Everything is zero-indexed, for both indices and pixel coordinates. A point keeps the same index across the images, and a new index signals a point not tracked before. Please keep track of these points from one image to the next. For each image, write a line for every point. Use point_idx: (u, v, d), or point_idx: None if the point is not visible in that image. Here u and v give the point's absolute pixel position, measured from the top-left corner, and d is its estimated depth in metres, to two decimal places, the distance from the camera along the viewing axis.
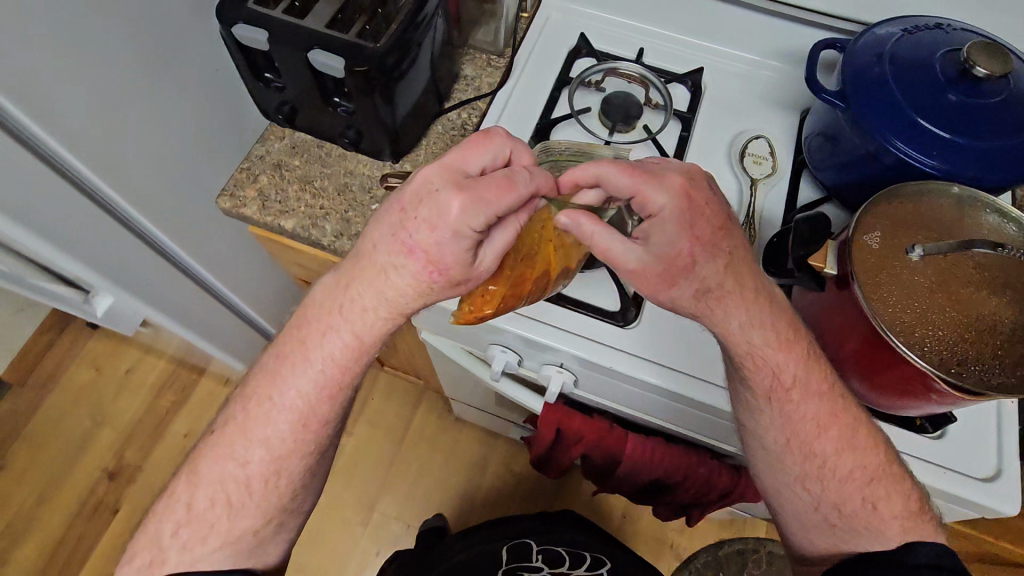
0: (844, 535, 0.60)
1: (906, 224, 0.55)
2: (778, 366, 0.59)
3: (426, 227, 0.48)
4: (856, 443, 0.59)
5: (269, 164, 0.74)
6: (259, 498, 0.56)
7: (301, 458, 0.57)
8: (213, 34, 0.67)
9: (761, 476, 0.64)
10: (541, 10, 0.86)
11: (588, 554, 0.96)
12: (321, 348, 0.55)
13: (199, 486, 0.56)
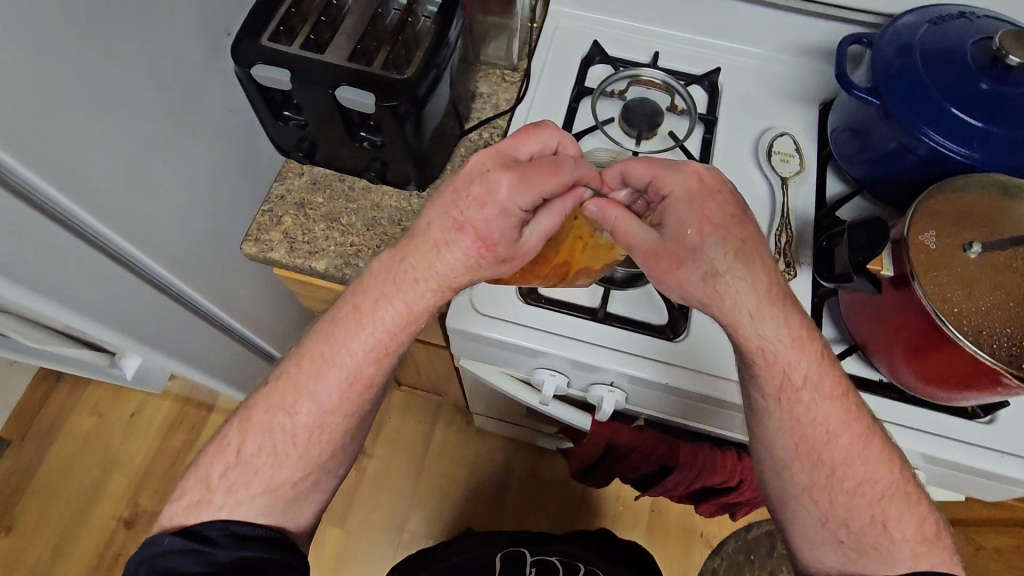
0: (855, 555, 0.58)
1: (957, 221, 0.56)
2: (789, 365, 0.57)
3: (477, 204, 0.51)
4: (868, 452, 0.57)
5: (292, 204, 0.71)
6: (304, 450, 0.55)
7: (346, 416, 0.56)
8: (223, 72, 0.64)
9: (772, 488, 0.61)
10: (550, 20, 0.85)
11: (583, 566, 0.86)
12: (379, 313, 0.56)
13: (249, 429, 0.55)
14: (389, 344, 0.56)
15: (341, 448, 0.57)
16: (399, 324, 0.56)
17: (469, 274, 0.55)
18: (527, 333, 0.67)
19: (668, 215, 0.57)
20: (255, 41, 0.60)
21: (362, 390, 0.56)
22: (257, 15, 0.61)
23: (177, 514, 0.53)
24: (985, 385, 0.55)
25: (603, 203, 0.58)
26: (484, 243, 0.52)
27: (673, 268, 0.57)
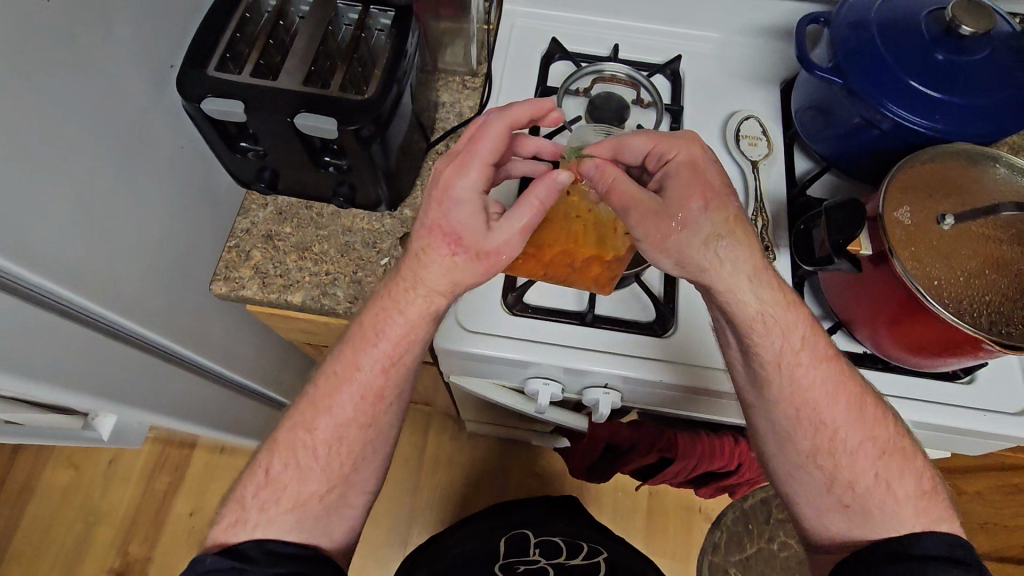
0: (860, 519, 0.57)
1: (928, 193, 0.57)
2: (786, 326, 0.58)
3: (437, 207, 0.53)
4: (866, 413, 0.58)
5: (259, 237, 0.68)
6: (323, 465, 0.55)
7: (361, 428, 0.56)
8: (171, 107, 0.61)
9: (775, 458, 0.61)
10: (505, 20, 0.83)
11: (586, 545, 0.88)
12: (385, 328, 0.55)
13: (273, 450, 0.56)
14: (399, 356, 0.56)
15: (361, 462, 0.57)
16: (406, 335, 0.55)
17: (453, 280, 0.54)
18: (517, 345, 0.65)
19: (668, 181, 0.58)
20: (201, 72, 0.57)
21: (378, 403, 0.56)
22: (202, 41, 0.58)
23: (220, 534, 0.53)
24: (967, 352, 0.56)
25: (597, 163, 0.57)
26: (449, 239, 0.52)
27: (675, 231, 0.56)
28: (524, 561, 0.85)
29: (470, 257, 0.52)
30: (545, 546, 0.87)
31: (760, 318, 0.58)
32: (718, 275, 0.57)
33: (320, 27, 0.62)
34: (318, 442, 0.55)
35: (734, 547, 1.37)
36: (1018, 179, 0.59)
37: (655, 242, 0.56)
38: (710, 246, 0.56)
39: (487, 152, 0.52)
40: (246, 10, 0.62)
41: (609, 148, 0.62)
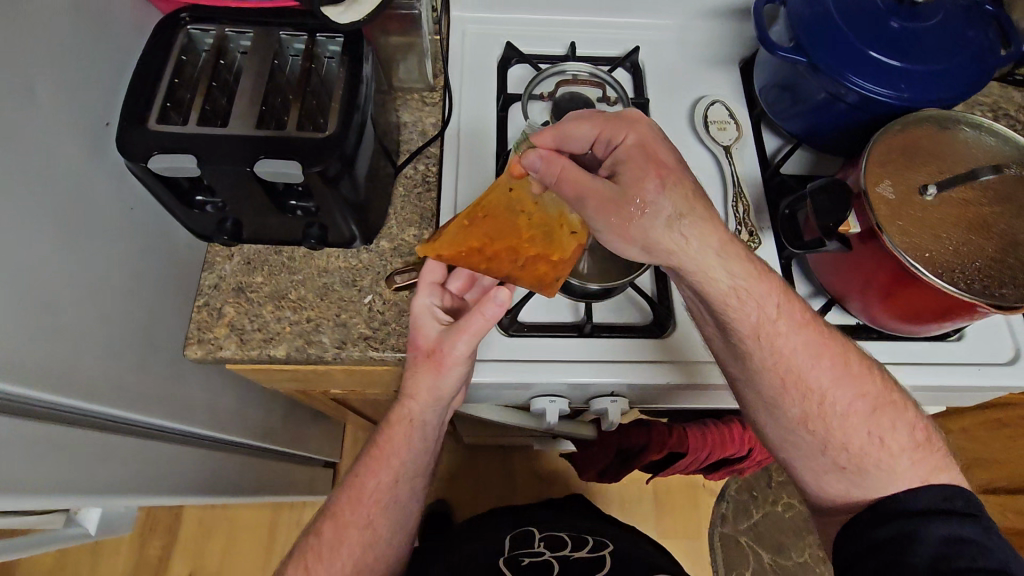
0: (858, 478, 0.54)
1: (905, 165, 0.57)
2: (761, 298, 0.55)
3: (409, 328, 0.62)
4: (852, 369, 0.56)
5: (229, 291, 0.64)
6: (330, 563, 0.61)
7: (363, 529, 0.63)
8: (113, 169, 0.56)
9: (766, 427, 0.58)
10: (454, 29, 0.80)
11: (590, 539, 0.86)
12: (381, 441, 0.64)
13: (295, 557, 0.63)
14: (391, 463, 0.63)
15: (367, 562, 0.62)
16: (391, 449, 0.63)
17: (425, 390, 0.60)
18: (516, 366, 0.63)
19: (620, 166, 0.55)
20: (143, 127, 0.52)
21: (376, 506, 0.63)
22: (138, 93, 0.54)
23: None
24: (962, 315, 0.57)
25: (542, 155, 0.55)
26: (413, 348, 0.60)
27: (637, 215, 0.52)
28: (530, 553, 0.81)
29: (422, 361, 0.59)
30: (549, 540, 0.86)
31: (732, 292, 0.55)
32: (690, 260, 0.54)
33: (265, 62, 0.57)
34: (334, 532, 0.62)
35: (743, 517, 1.39)
36: (986, 138, 0.60)
37: (618, 228, 0.53)
38: (676, 226, 0.53)
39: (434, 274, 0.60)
40: (180, 52, 0.57)
41: (553, 138, 0.59)
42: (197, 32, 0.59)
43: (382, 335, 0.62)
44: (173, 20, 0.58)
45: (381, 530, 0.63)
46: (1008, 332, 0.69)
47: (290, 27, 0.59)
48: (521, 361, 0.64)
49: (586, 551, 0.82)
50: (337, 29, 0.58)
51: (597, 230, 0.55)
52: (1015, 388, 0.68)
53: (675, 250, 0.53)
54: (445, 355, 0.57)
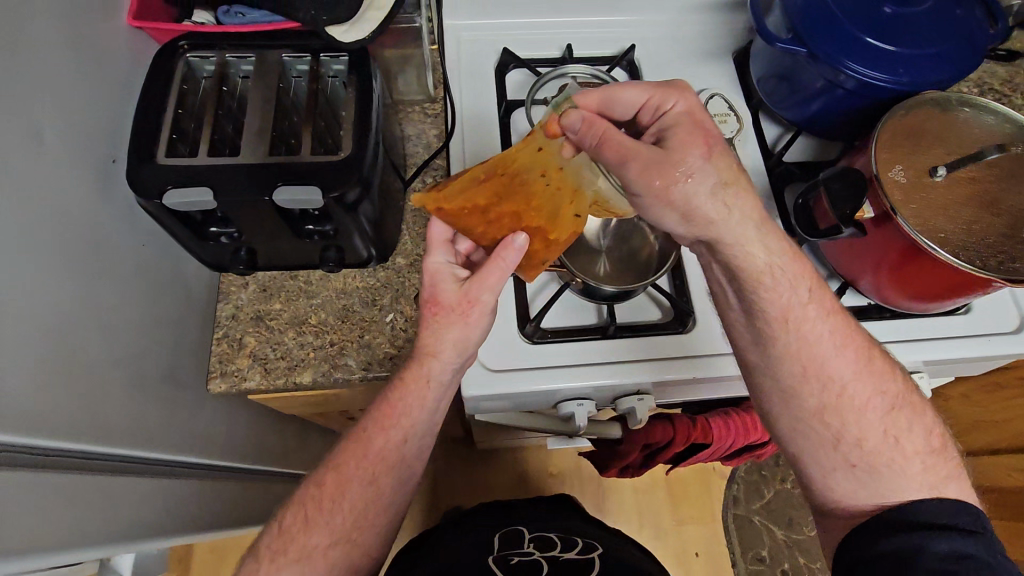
0: (869, 478, 0.52)
1: (912, 148, 0.59)
2: (788, 280, 0.53)
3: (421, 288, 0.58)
4: (874, 364, 0.54)
5: (248, 321, 0.63)
6: (331, 516, 0.54)
7: (369, 484, 0.55)
8: (122, 206, 0.54)
9: (777, 418, 0.56)
10: (450, 37, 0.80)
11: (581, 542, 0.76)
12: (391, 396, 0.57)
13: (289, 506, 0.55)
14: (403, 421, 0.56)
15: (371, 521, 0.55)
16: (404, 403, 0.56)
17: (451, 343, 0.56)
18: (543, 375, 0.63)
19: (668, 131, 0.53)
20: (152, 163, 0.51)
21: (385, 462, 0.56)
22: (144, 128, 0.52)
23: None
24: (974, 292, 0.58)
25: (584, 116, 0.51)
26: (429, 305, 0.56)
27: (680, 180, 0.50)
28: (518, 553, 0.71)
29: (440, 314, 0.55)
30: (538, 541, 0.76)
31: (769, 269, 0.53)
32: (732, 236, 0.52)
33: (271, 88, 0.56)
34: (337, 484, 0.55)
35: (755, 497, 1.39)
36: (984, 116, 0.62)
37: (658, 193, 0.50)
38: (723, 193, 0.51)
39: (439, 232, 0.58)
40: (182, 82, 0.56)
41: (596, 100, 0.57)
42: (196, 59, 0.57)
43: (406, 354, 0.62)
44: (171, 49, 0.56)
45: (387, 487, 0.56)
46: (1013, 301, 0.71)
47: (291, 49, 0.58)
48: (547, 368, 0.63)
49: (580, 551, 0.71)
50: (342, 49, 0.57)
51: (636, 195, 0.52)
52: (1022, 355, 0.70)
53: (718, 226, 0.52)
54: (473, 303, 0.55)
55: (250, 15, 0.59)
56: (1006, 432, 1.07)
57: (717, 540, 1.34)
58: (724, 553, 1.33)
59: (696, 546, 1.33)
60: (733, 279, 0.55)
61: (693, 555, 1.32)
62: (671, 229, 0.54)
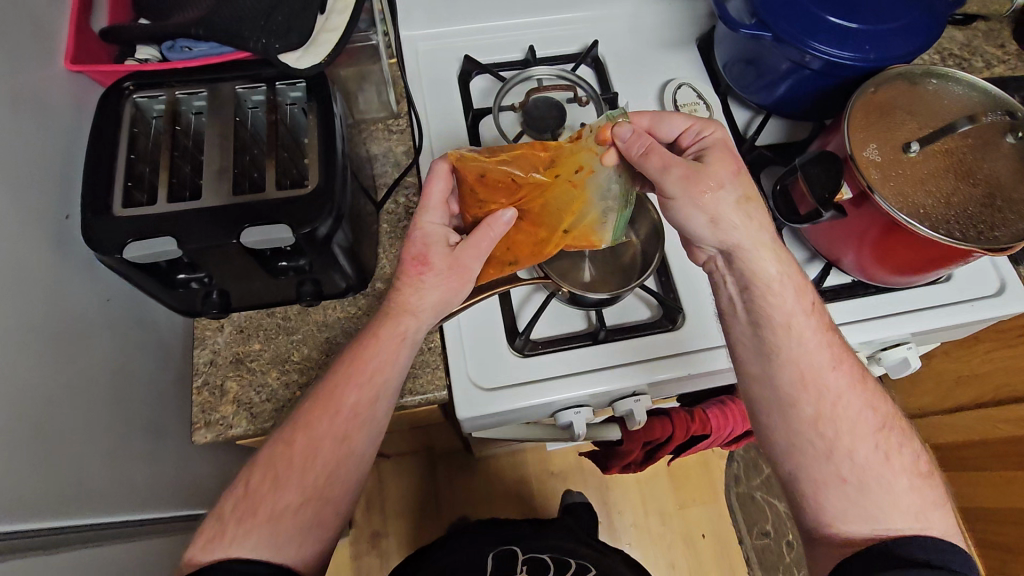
0: (859, 496, 0.51)
1: (884, 124, 0.59)
2: (772, 279, 0.54)
3: (409, 242, 0.59)
4: (866, 384, 0.54)
5: (227, 364, 0.60)
6: (301, 475, 0.53)
7: (338, 442, 0.55)
8: (81, 261, 0.52)
9: (773, 429, 0.54)
10: (407, 50, 0.78)
11: (573, 562, 0.82)
12: (366, 350, 0.56)
13: (256, 463, 0.54)
14: (377, 377, 0.56)
15: (338, 476, 0.55)
16: (380, 360, 0.56)
17: (436, 300, 0.58)
18: (536, 390, 0.61)
19: (708, 152, 0.55)
20: (109, 216, 0.48)
21: (355, 419, 0.55)
22: (95, 178, 0.49)
23: (194, 553, 0.49)
24: (957, 262, 0.58)
25: (636, 130, 0.54)
26: (417, 262, 0.58)
27: (711, 189, 0.52)
28: None
29: (430, 271, 0.57)
30: (532, 564, 0.80)
31: (778, 279, 0.54)
32: (751, 244, 0.53)
33: (227, 123, 0.54)
34: (307, 443, 0.54)
35: (753, 472, 1.39)
36: (952, 86, 0.62)
37: (687, 199, 0.53)
38: (747, 207, 0.53)
39: (440, 191, 0.59)
40: (131, 124, 0.53)
41: (647, 120, 0.59)
42: (144, 99, 0.55)
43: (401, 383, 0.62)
44: (117, 91, 0.54)
45: (358, 444, 0.56)
46: (991, 266, 0.71)
47: (243, 80, 0.55)
48: (541, 382, 0.62)
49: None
50: (298, 76, 0.54)
51: (669, 196, 0.53)
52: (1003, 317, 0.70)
53: (740, 234, 0.53)
54: (462, 270, 0.58)
55: (197, 48, 0.55)
56: (985, 389, 1.07)
57: (721, 520, 1.34)
58: (729, 532, 1.33)
59: (701, 528, 1.33)
60: (742, 288, 0.55)
61: (698, 536, 1.33)
62: (696, 233, 0.55)
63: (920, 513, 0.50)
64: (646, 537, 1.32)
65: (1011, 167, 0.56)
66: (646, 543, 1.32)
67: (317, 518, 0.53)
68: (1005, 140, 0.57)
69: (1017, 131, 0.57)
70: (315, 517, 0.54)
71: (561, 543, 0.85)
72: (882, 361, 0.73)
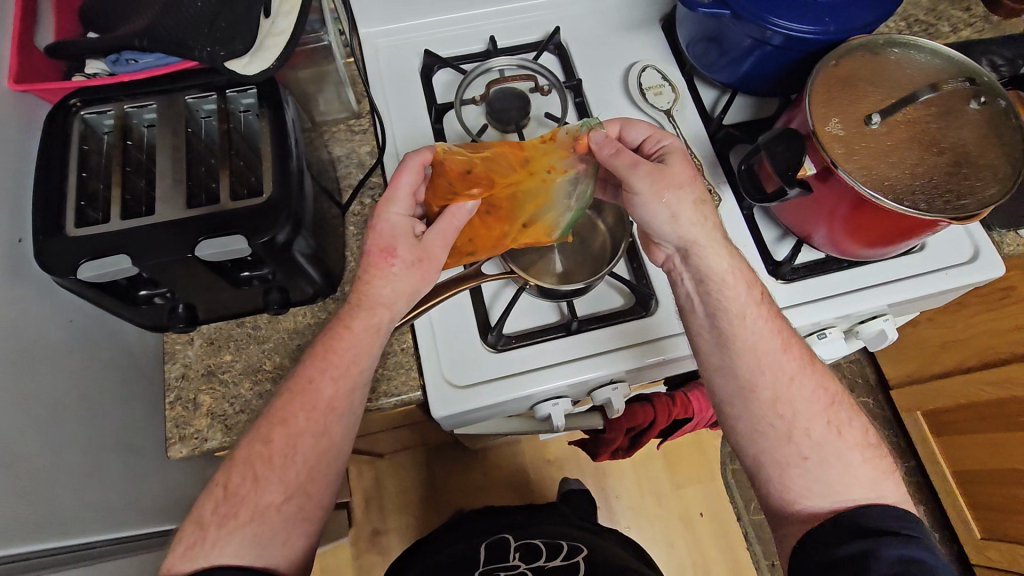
0: (819, 470, 0.53)
1: (847, 96, 0.58)
2: (718, 272, 0.56)
3: (373, 233, 0.56)
4: (813, 362, 0.56)
5: (199, 378, 0.61)
6: (282, 472, 0.53)
7: (318, 437, 0.55)
8: (38, 284, 0.51)
9: (736, 416, 0.56)
10: (368, 48, 0.77)
11: (566, 543, 0.79)
12: (338, 344, 0.56)
13: (233, 463, 0.54)
14: (351, 370, 0.56)
15: (320, 471, 0.55)
16: (354, 352, 0.56)
17: (400, 291, 0.57)
18: (509, 385, 0.61)
19: (670, 155, 0.57)
20: (61, 236, 0.48)
21: (332, 413, 0.55)
22: (45, 198, 0.49)
23: (174, 563, 0.49)
24: (925, 232, 0.57)
25: (608, 136, 0.57)
26: (384, 254, 0.56)
27: (674, 189, 0.55)
28: (505, 566, 0.74)
29: (402, 263, 0.56)
30: (524, 550, 0.78)
31: (729, 273, 0.56)
32: (707, 241, 0.56)
33: (178, 134, 0.53)
34: (285, 439, 0.54)
35: None
36: (914, 54, 0.61)
37: (654, 194, 0.55)
38: (702, 209, 0.56)
39: (409, 184, 0.57)
40: (80, 141, 0.52)
41: (615, 127, 0.62)
42: (93, 116, 0.54)
43: (374, 386, 0.62)
44: (64, 110, 0.53)
45: (337, 437, 0.56)
46: (965, 232, 0.70)
47: (194, 90, 0.55)
48: (516, 376, 0.62)
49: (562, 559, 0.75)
50: (247, 82, 0.53)
51: (634, 191, 0.56)
52: (978, 284, 0.69)
53: (698, 231, 0.56)
54: (428, 261, 0.57)
55: (142, 59, 0.54)
56: (970, 352, 1.08)
57: (717, 498, 1.35)
58: (726, 509, 1.34)
59: (699, 507, 1.34)
60: (699, 283, 0.57)
61: (696, 515, 1.33)
62: (657, 229, 0.57)
63: (877, 481, 0.53)
64: (643, 519, 1.33)
65: (975, 133, 0.55)
66: (643, 525, 1.33)
67: (301, 512, 0.54)
68: (970, 106, 0.56)
69: (981, 96, 0.56)
70: (299, 522, 0.54)
71: (557, 531, 0.84)
72: (860, 334, 0.73)
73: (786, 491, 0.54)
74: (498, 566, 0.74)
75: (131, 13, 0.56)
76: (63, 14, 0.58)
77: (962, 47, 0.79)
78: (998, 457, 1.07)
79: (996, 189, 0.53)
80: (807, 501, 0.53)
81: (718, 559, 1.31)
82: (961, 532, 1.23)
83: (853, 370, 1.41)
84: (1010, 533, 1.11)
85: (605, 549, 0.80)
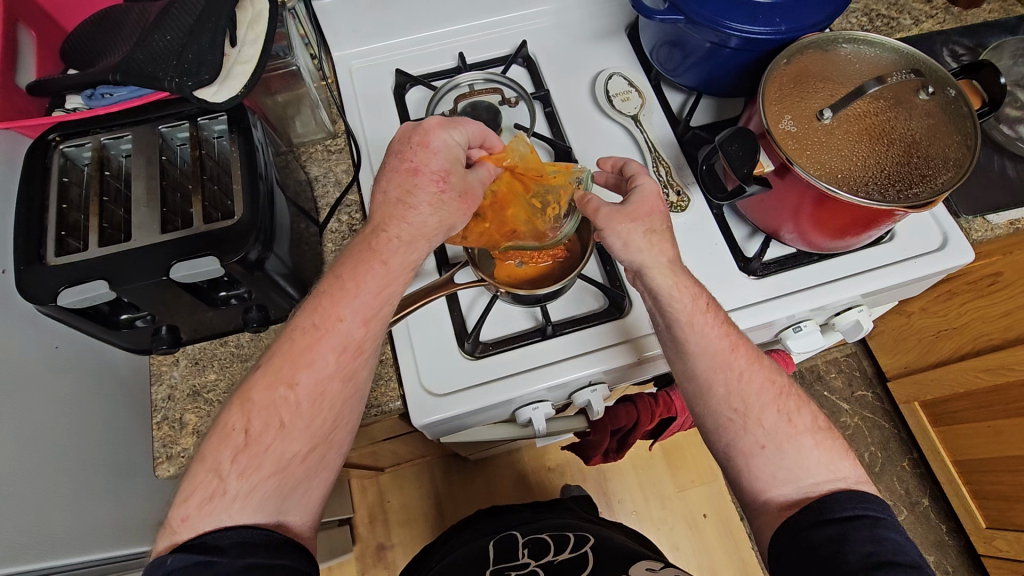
0: (781, 458, 0.54)
1: (798, 94, 0.60)
2: (654, 288, 0.58)
3: (423, 147, 0.54)
4: (762, 359, 0.58)
5: (185, 399, 0.63)
6: (309, 420, 0.51)
7: (345, 382, 0.52)
8: (22, 311, 0.53)
9: (703, 412, 0.58)
10: (342, 70, 0.79)
11: (572, 535, 0.73)
12: (362, 273, 0.53)
13: (251, 410, 0.50)
14: (378, 304, 0.53)
15: (342, 420, 0.53)
16: (386, 287, 0.54)
17: (442, 220, 0.55)
18: (486, 391, 0.62)
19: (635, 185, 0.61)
20: (43, 265, 0.50)
21: (362, 356, 0.53)
22: (26, 229, 0.51)
23: (189, 515, 0.45)
24: (885, 223, 0.58)
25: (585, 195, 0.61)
26: (431, 176, 0.54)
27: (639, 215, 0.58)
28: (514, 564, 0.68)
29: (452, 187, 0.55)
30: (533, 545, 0.73)
31: (675, 287, 0.57)
32: (654, 267, 0.58)
33: (153, 162, 0.56)
34: (314, 386, 0.51)
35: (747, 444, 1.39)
36: (864, 49, 0.62)
37: (619, 214, 0.58)
38: (654, 237, 0.58)
39: (472, 132, 0.57)
40: (60, 174, 0.55)
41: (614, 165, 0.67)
42: (73, 149, 0.56)
43: None
44: (43, 144, 0.55)
45: (360, 383, 0.54)
46: (931, 219, 0.71)
47: (166, 120, 0.57)
48: (496, 380, 0.63)
49: (570, 551, 0.69)
50: (217, 109, 0.56)
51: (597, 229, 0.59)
52: (949, 269, 0.70)
53: (645, 255, 0.58)
54: (471, 195, 0.57)
55: (117, 93, 0.57)
56: (961, 343, 1.06)
57: (721, 497, 1.33)
58: (732, 510, 1.32)
59: (702, 507, 1.32)
60: (652, 296, 0.58)
61: (700, 516, 1.32)
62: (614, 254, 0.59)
63: (833, 463, 0.54)
64: (649, 523, 1.31)
65: (926, 123, 0.57)
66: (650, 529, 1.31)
67: (321, 462, 0.52)
68: (920, 97, 0.57)
69: (929, 87, 0.57)
70: (319, 471, 0.52)
71: (553, 519, 0.80)
72: (836, 326, 0.74)
73: (756, 479, 0.55)
74: (506, 564, 0.69)
75: (105, 50, 0.59)
76: (43, 57, 0.61)
77: (921, 42, 0.80)
78: (999, 444, 1.05)
79: (948, 179, 0.55)
80: (777, 488, 0.54)
81: (725, 559, 1.29)
82: (967, 522, 1.22)
83: (851, 365, 1.40)
84: (1016, 522, 1.09)
85: (612, 537, 0.78)
